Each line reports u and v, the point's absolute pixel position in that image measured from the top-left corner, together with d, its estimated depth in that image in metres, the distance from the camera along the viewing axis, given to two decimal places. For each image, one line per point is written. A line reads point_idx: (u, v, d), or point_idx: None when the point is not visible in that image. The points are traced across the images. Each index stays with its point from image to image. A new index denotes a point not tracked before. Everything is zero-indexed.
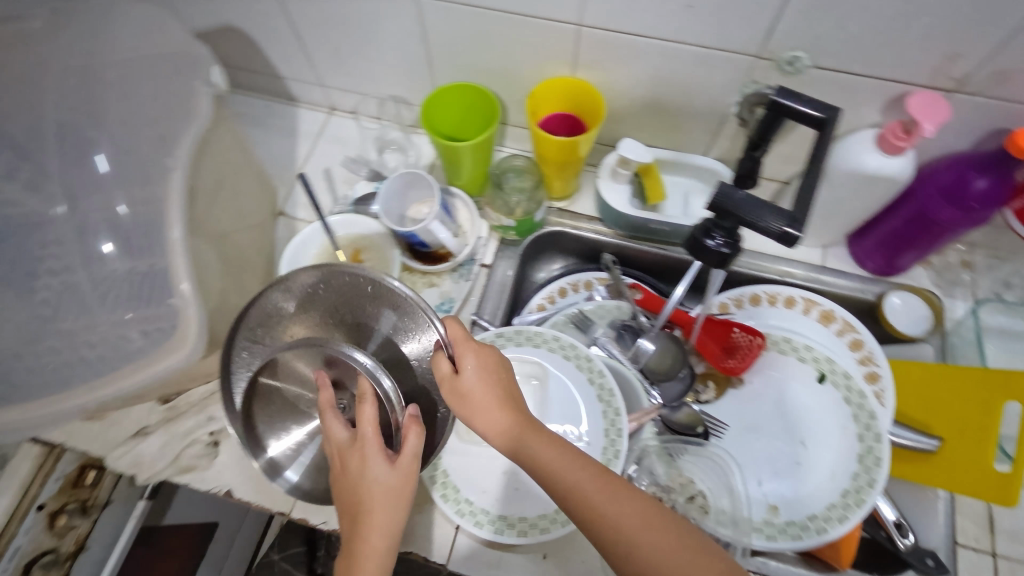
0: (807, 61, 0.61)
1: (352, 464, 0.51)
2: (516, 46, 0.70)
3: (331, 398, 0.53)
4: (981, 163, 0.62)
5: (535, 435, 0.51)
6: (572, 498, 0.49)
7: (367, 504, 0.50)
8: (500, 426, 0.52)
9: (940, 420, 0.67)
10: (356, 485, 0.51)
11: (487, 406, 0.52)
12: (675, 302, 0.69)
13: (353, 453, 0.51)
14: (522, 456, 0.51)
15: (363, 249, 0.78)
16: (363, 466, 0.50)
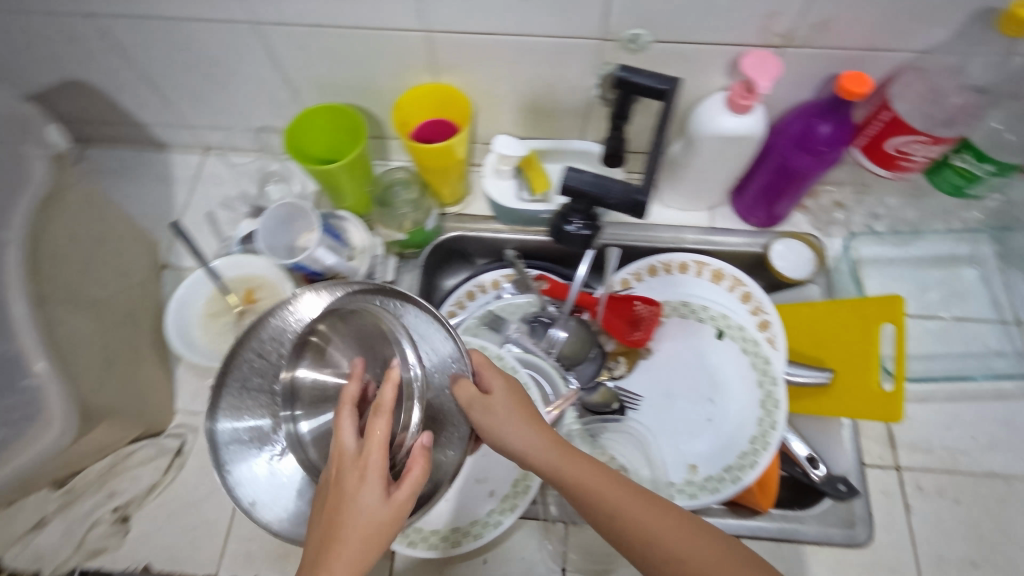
0: (647, 37, 0.63)
1: (345, 477, 0.44)
2: (370, 60, 0.69)
3: (355, 394, 0.47)
4: (821, 110, 0.66)
5: (561, 451, 0.52)
6: (597, 503, 0.49)
7: (346, 527, 0.42)
8: (526, 441, 0.53)
9: (831, 354, 0.70)
10: (338, 503, 0.43)
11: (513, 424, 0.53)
12: (579, 283, 0.71)
13: (353, 463, 0.44)
14: (553, 470, 0.52)
15: (255, 288, 0.75)
16: (365, 478, 0.43)
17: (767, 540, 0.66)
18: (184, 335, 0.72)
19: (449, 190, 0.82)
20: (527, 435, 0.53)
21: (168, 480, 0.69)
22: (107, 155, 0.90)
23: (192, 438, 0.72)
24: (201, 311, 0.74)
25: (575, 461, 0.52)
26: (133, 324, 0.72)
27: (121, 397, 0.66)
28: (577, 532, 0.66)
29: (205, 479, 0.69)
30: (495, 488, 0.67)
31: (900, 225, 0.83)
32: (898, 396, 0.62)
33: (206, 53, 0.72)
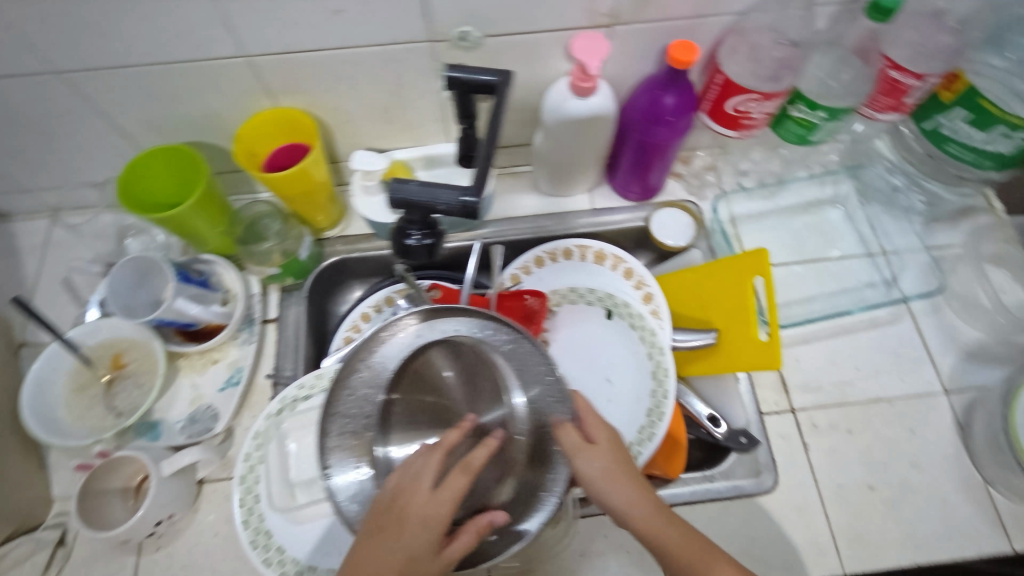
0: (477, 33, 0.62)
1: (410, 516, 0.45)
2: (202, 92, 0.66)
3: (456, 441, 0.48)
4: (661, 82, 0.67)
5: (655, 514, 0.49)
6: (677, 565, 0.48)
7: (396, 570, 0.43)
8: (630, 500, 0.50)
9: (715, 313, 0.72)
10: (394, 533, 0.44)
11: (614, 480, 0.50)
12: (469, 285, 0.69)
13: (423, 510, 0.45)
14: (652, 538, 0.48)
15: (123, 351, 0.70)
16: (425, 527, 0.44)
17: (682, 506, 0.67)
18: (45, 417, 0.65)
19: (323, 216, 0.79)
20: (627, 494, 0.50)
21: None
22: None
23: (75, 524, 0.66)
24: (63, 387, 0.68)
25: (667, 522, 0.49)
26: None
27: None
28: None
29: (97, 565, 0.64)
30: None
31: (767, 178, 0.87)
32: (773, 342, 0.64)
33: (17, 111, 0.66)
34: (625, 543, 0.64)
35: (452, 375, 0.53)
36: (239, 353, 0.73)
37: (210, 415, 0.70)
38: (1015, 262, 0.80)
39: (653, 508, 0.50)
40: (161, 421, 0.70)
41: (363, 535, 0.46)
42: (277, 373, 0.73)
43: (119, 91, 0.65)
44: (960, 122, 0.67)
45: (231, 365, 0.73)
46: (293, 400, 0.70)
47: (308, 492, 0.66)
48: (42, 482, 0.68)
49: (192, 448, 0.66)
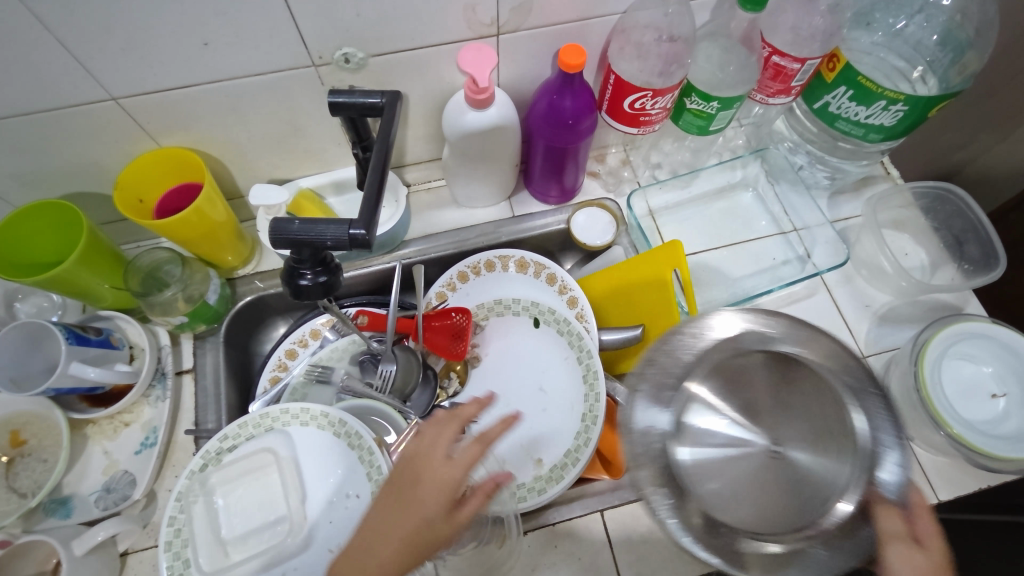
0: (360, 53, 0.60)
1: (422, 490, 0.48)
2: (74, 140, 0.62)
3: (469, 414, 0.53)
4: (555, 87, 0.67)
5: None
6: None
7: (404, 520, 0.46)
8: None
9: (639, 308, 0.73)
10: (404, 505, 0.47)
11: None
12: (395, 309, 0.67)
13: (438, 479, 0.48)
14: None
15: (21, 428, 0.65)
16: (439, 495, 0.47)
17: (628, 506, 0.66)
18: None
19: (232, 254, 0.75)
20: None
21: None
22: None
23: None
24: None
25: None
26: None
27: None
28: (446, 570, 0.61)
29: None
30: None
31: (679, 168, 0.89)
32: None
33: None
34: (576, 551, 0.64)
35: (788, 411, 0.43)
36: (152, 412, 0.69)
37: (127, 482, 0.66)
38: (914, 225, 0.84)
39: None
40: (72, 495, 0.65)
41: (376, 515, 0.48)
42: (198, 426, 0.69)
43: None
44: (844, 99, 0.71)
45: (146, 426, 0.68)
46: (217, 454, 0.66)
47: (240, 549, 0.62)
48: None
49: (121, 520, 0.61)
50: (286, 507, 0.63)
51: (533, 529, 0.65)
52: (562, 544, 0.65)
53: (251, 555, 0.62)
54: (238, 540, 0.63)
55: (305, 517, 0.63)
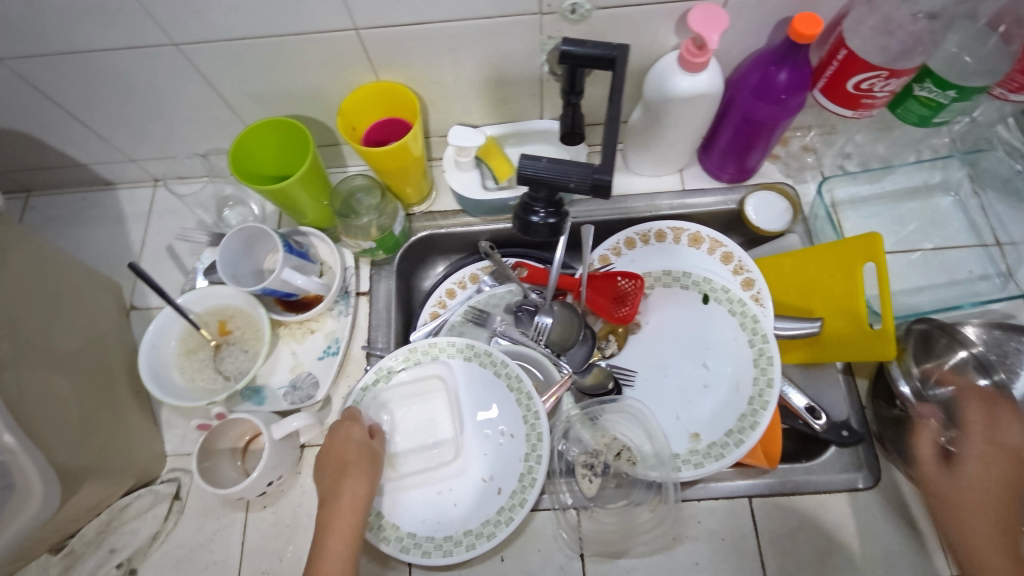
0: (587, 5, 0.60)
1: (350, 455, 0.61)
2: (307, 66, 0.67)
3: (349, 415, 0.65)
4: (776, 57, 0.64)
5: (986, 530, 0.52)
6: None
7: (348, 457, 0.61)
8: (976, 484, 0.55)
9: (818, 300, 0.70)
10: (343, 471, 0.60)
11: (985, 461, 0.56)
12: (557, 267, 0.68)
13: (353, 439, 0.62)
14: (953, 528, 0.54)
15: (228, 318, 0.73)
16: (361, 447, 0.62)
17: (777, 496, 0.65)
18: (160, 376, 0.69)
19: (414, 190, 0.80)
20: (969, 479, 0.56)
21: (170, 527, 0.67)
22: (50, 201, 0.87)
23: (187, 480, 0.70)
24: (174, 350, 0.72)
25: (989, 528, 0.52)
26: (106, 375, 0.69)
27: (98, 453, 0.63)
28: (591, 517, 0.65)
29: (209, 520, 0.67)
30: (501, 485, 0.66)
31: (872, 161, 0.83)
32: (887, 332, 0.61)
33: (130, 81, 0.68)
34: (719, 530, 0.64)
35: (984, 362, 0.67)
36: (335, 325, 0.76)
37: (311, 383, 0.73)
38: None
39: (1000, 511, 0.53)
40: (264, 387, 0.73)
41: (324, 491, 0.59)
42: (371, 345, 0.75)
43: (231, 63, 0.66)
44: None
45: (328, 336, 0.75)
46: (387, 372, 0.71)
47: (406, 457, 0.68)
48: (156, 438, 0.71)
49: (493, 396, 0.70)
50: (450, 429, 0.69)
51: (689, 499, 0.65)
52: (706, 521, 0.65)
53: (421, 462, 0.68)
54: (409, 450, 0.69)
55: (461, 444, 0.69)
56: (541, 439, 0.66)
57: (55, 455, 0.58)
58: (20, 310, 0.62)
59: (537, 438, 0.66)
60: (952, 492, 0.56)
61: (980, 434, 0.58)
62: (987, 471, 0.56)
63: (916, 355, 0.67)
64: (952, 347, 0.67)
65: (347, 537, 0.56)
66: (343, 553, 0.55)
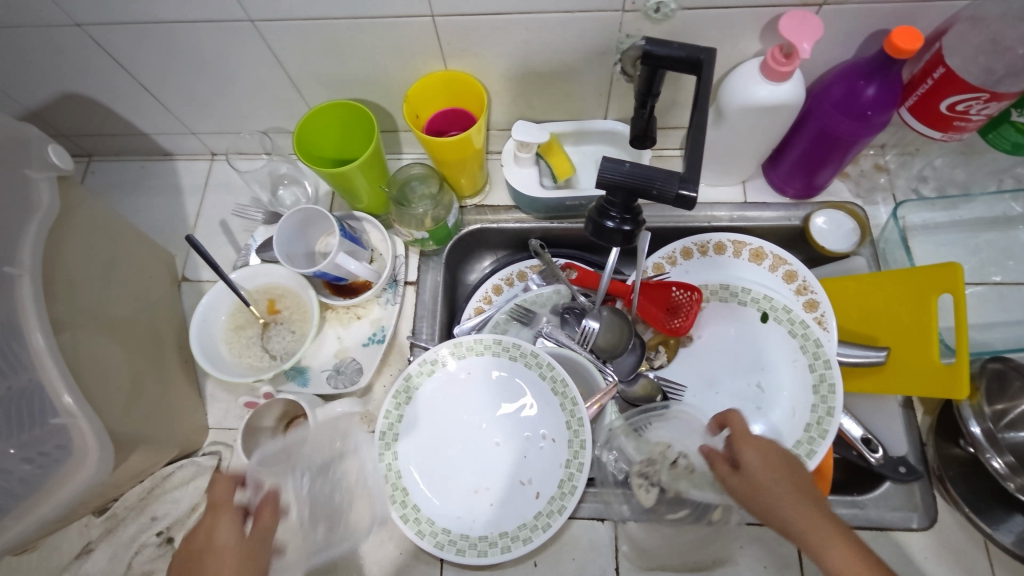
0: (672, 5, 0.58)
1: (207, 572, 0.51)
2: (378, 51, 0.66)
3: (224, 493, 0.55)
4: (866, 71, 0.61)
5: (826, 525, 0.46)
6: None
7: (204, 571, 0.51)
8: (789, 499, 0.49)
9: (884, 329, 0.67)
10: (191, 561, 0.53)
11: (770, 470, 0.52)
12: (609, 274, 0.68)
13: (219, 542, 0.53)
14: (798, 536, 0.47)
15: (278, 297, 0.74)
16: (222, 556, 0.52)
17: None
18: (208, 349, 0.70)
19: (470, 183, 0.79)
20: (780, 489, 0.50)
21: (208, 499, 0.68)
22: (110, 167, 0.89)
23: (228, 455, 0.70)
24: (223, 325, 0.73)
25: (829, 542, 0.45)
26: (156, 344, 0.70)
27: (147, 422, 0.63)
28: (626, 529, 0.65)
29: None
30: (540, 489, 0.65)
31: (949, 187, 0.79)
32: (959, 368, 0.58)
33: (201, 56, 0.68)
34: (761, 557, 0.63)
35: None
36: (381, 312, 0.75)
37: (355, 368, 0.73)
38: None
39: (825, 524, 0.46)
40: (308, 368, 0.73)
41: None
42: (415, 335, 0.74)
43: (303, 44, 0.65)
44: None
45: (374, 323, 0.75)
46: (431, 363, 0.70)
47: (444, 451, 0.68)
48: (200, 411, 0.72)
49: (536, 398, 0.69)
50: (491, 428, 0.69)
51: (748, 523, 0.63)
52: (747, 546, 0.64)
53: (460, 457, 0.67)
54: (448, 444, 0.68)
55: (501, 444, 0.68)
56: (584, 447, 0.64)
57: (110, 421, 0.59)
58: (81, 275, 0.62)
59: (580, 445, 0.64)
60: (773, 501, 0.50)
61: (750, 445, 0.54)
62: (779, 478, 0.51)
63: (990, 395, 0.64)
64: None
65: None
66: None
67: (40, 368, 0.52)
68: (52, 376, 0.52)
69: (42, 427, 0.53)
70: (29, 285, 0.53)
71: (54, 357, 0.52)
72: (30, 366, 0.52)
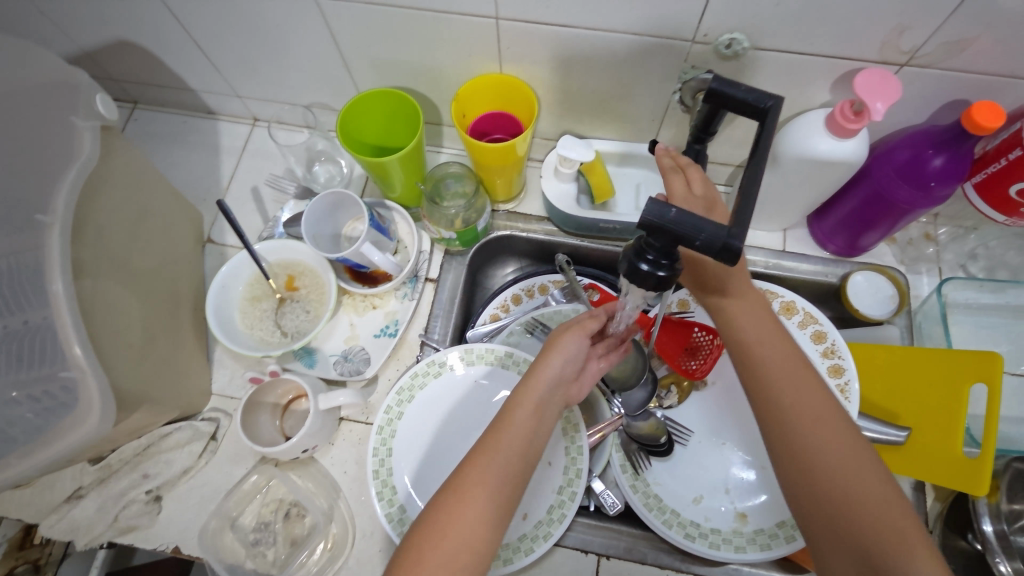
0: (746, 43, 0.56)
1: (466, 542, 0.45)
2: (438, 46, 0.65)
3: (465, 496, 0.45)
4: (938, 140, 0.58)
5: (845, 462, 0.47)
6: (820, 500, 0.47)
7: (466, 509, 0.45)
8: (829, 432, 0.48)
9: (907, 409, 0.65)
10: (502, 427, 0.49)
11: (745, 316, 0.53)
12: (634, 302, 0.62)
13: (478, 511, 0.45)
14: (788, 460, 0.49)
15: (298, 275, 0.73)
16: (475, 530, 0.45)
17: None
18: (222, 316, 0.70)
19: (502, 191, 0.77)
20: (812, 422, 0.49)
21: (201, 465, 0.68)
22: (154, 117, 0.89)
23: (226, 423, 0.71)
24: (241, 295, 0.73)
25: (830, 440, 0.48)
26: (171, 301, 0.70)
27: (152, 382, 0.63)
28: (609, 565, 0.64)
29: (238, 467, 0.68)
30: (528, 511, 0.63)
31: (1000, 270, 0.75)
32: (983, 464, 0.55)
33: (259, 24, 0.67)
34: None
35: None
36: (397, 306, 0.75)
37: (363, 358, 0.72)
38: None
39: (847, 458, 0.47)
40: (317, 350, 0.73)
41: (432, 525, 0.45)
42: (428, 335, 0.74)
43: (364, 29, 0.65)
44: None
45: (389, 316, 0.74)
46: (439, 365, 0.69)
47: (435, 457, 0.66)
48: (205, 375, 0.72)
49: None
50: None
51: None
52: None
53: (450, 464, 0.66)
54: (442, 450, 0.66)
55: None
56: (579, 476, 0.63)
57: (113, 376, 0.58)
58: (110, 225, 0.62)
59: (575, 473, 0.64)
60: (804, 432, 0.49)
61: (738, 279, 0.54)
62: (801, 385, 0.50)
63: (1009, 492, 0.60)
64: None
65: (833, 455, 0.47)
66: (810, 448, 0.48)
67: (56, 313, 0.52)
68: (66, 327, 0.51)
69: (48, 373, 0.54)
70: (58, 235, 0.53)
71: (70, 306, 0.52)
72: (33, 310, 0.54)
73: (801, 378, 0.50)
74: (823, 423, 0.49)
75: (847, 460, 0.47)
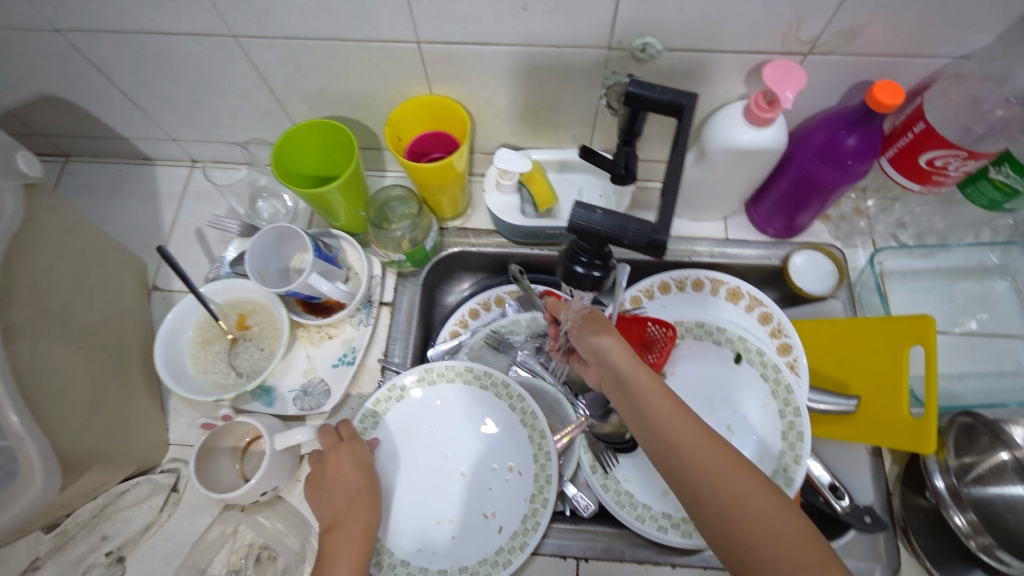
0: (658, 46, 0.58)
1: None
2: (364, 74, 0.66)
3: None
4: (849, 121, 0.61)
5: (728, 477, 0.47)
6: (718, 517, 0.46)
7: None
8: (710, 447, 0.48)
9: (855, 378, 0.67)
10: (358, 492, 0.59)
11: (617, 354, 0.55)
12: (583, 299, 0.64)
13: None
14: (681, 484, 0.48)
15: (248, 313, 0.72)
16: None
17: None
18: (173, 364, 0.68)
19: (450, 208, 0.78)
20: (694, 444, 0.49)
21: (163, 519, 0.66)
22: (88, 169, 0.87)
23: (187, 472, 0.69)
24: (190, 340, 0.71)
25: (708, 446, 0.48)
26: (122, 353, 0.68)
27: (104, 439, 0.62)
28: (588, 567, 0.64)
29: (202, 516, 0.66)
30: (503, 523, 0.63)
31: (928, 236, 0.79)
32: (926, 423, 0.58)
33: (182, 69, 0.67)
34: None
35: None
36: (354, 333, 0.75)
37: (323, 390, 0.72)
38: None
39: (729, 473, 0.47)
40: (275, 387, 0.72)
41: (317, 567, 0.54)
42: (388, 360, 0.73)
43: (289, 64, 0.65)
44: None
45: (346, 344, 0.74)
46: (401, 389, 0.68)
47: (405, 480, 0.66)
48: (162, 425, 0.71)
49: (501, 430, 0.68)
50: (452, 457, 0.67)
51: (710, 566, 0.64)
52: None
53: (421, 485, 0.66)
54: (409, 473, 0.66)
55: (463, 473, 0.67)
56: (550, 483, 0.63)
57: (55, 439, 0.56)
58: (48, 281, 0.61)
59: (545, 480, 0.63)
60: (687, 454, 0.48)
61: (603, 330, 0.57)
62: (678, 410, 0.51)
63: (958, 447, 0.63)
64: (994, 446, 0.62)
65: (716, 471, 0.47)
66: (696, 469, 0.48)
67: None
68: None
69: None
70: None
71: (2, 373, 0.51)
72: None
73: (675, 404, 0.51)
74: (700, 443, 0.49)
75: (724, 469, 0.47)
